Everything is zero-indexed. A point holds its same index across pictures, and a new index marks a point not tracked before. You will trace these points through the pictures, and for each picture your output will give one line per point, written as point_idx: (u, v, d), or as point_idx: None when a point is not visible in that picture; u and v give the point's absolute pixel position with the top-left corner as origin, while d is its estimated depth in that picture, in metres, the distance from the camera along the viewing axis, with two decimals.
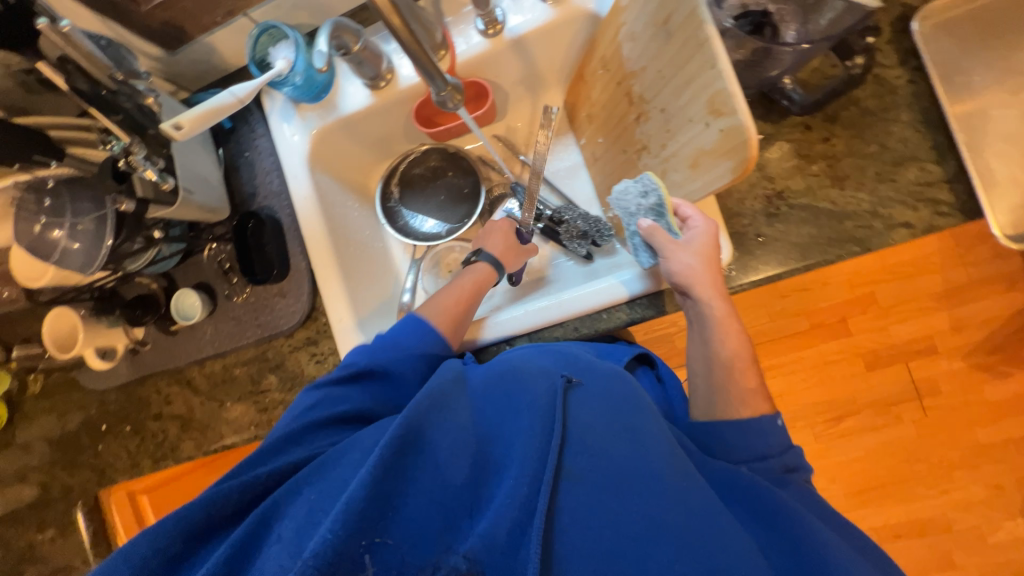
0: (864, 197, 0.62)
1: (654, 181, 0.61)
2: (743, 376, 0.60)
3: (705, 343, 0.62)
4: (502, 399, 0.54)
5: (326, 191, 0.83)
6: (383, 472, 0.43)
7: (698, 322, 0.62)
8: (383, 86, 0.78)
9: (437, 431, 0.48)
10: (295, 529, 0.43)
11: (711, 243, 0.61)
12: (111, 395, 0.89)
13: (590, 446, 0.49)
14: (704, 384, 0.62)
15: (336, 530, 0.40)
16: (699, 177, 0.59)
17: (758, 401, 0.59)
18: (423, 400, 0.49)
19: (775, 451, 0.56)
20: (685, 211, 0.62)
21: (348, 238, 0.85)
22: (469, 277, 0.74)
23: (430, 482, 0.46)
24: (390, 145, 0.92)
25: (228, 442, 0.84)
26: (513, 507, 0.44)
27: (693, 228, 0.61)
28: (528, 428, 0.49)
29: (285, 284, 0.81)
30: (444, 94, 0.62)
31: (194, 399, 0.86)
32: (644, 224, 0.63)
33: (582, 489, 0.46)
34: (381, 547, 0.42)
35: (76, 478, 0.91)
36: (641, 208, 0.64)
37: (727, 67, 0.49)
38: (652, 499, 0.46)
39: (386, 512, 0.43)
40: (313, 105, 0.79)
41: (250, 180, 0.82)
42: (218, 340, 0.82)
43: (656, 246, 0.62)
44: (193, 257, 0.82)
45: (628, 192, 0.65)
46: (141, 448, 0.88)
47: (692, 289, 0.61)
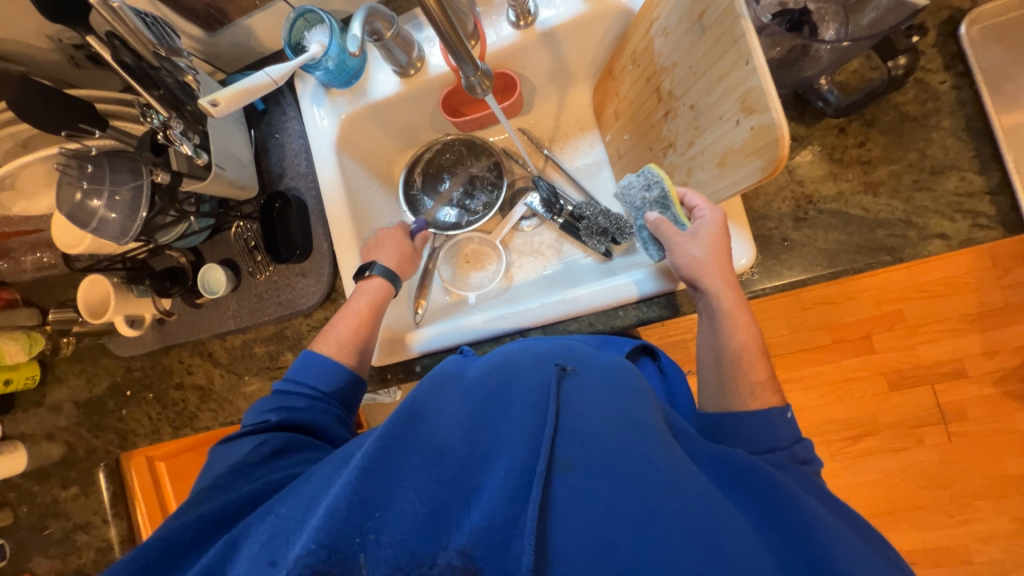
0: (899, 205, 0.60)
1: (657, 173, 0.62)
2: (751, 368, 0.60)
3: (715, 336, 0.62)
4: (488, 400, 0.55)
5: (352, 175, 0.85)
6: (371, 469, 0.44)
7: (708, 314, 0.62)
8: (413, 74, 0.79)
9: (431, 423, 0.51)
10: (283, 530, 0.43)
11: (720, 232, 0.60)
12: (137, 362, 0.93)
13: (583, 432, 0.50)
14: (714, 377, 0.62)
15: (328, 521, 0.40)
16: (726, 176, 0.58)
17: (768, 392, 0.59)
18: (417, 392, 0.54)
19: (785, 443, 0.55)
20: (691, 200, 0.62)
21: (369, 222, 0.86)
22: (365, 297, 0.75)
23: (420, 477, 0.45)
24: (417, 134, 0.93)
25: (244, 414, 0.87)
26: (503, 498, 0.45)
27: (701, 217, 0.61)
28: (520, 420, 0.51)
29: (307, 265, 0.82)
30: (474, 78, 0.63)
31: (214, 371, 0.88)
32: (652, 216, 0.63)
33: (577, 477, 0.46)
34: (374, 544, 0.41)
35: (101, 439, 0.95)
36: (646, 201, 0.65)
37: (762, 63, 0.48)
38: (647, 483, 0.45)
39: (373, 513, 0.42)
40: (344, 90, 0.81)
41: (279, 162, 0.84)
42: (240, 316, 0.85)
43: (662, 238, 0.62)
44: (222, 234, 0.84)
45: (632, 187, 0.67)
46: (162, 415, 0.91)
47: (700, 279, 0.60)
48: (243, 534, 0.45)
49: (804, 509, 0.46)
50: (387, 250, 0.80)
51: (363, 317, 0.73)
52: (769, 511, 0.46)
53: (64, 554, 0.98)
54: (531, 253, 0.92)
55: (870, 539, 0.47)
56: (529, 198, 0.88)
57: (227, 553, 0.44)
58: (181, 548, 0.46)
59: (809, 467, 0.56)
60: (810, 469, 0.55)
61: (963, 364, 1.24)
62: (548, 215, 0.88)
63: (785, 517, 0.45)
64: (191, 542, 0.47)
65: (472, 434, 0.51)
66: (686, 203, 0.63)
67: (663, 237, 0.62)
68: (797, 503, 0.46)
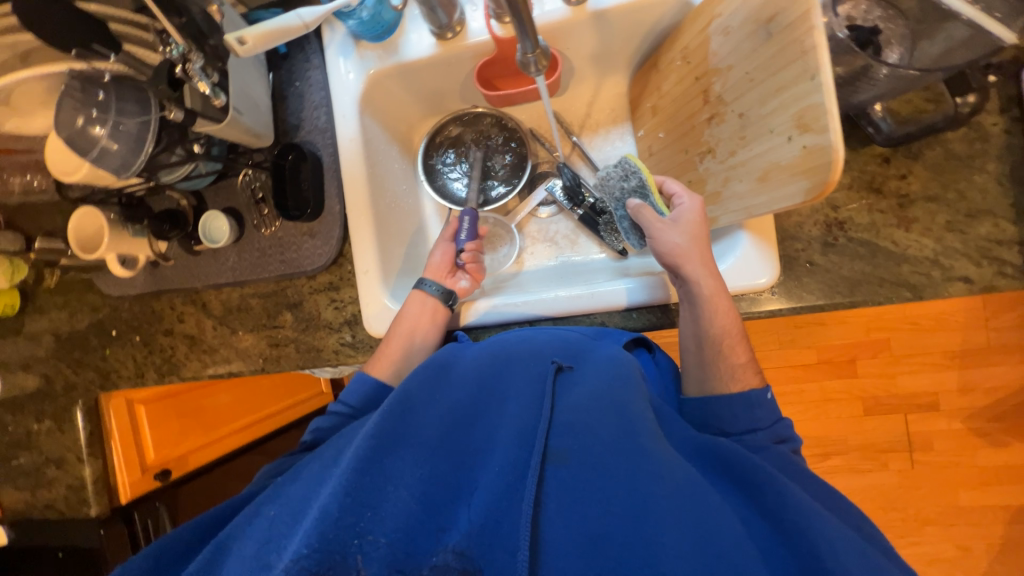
0: (928, 243, 0.60)
1: (634, 163, 0.67)
2: (731, 352, 0.60)
3: (697, 322, 0.62)
4: (481, 393, 0.54)
5: (372, 136, 0.80)
6: (362, 472, 0.42)
7: (688, 301, 0.62)
8: (448, 39, 0.74)
9: (423, 417, 0.49)
10: (278, 529, 0.42)
11: (698, 220, 0.63)
12: (125, 303, 0.89)
13: (577, 425, 0.49)
14: (694, 361, 0.62)
15: (319, 525, 0.39)
16: (767, 191, 0.57)
17: (748, 374, 0.60)
18: (409, 383, 0.52)
19: (764, 424, 0.56)
20: (670, 188, 0.66)
21: (385, 189, 0.83)
22: (412, 318, 0.72)
23: (412, 474, 0.44)
24: (443, 101, 0.88)
25: (233, 368, 0.85)
26: (497, 491, 0.44)
27: (681, 204, 0.64)
28: (514, 415, 0.50)
29: (315, 225, 0.79)
30: (531, 56, 0.59)
31: (207, 321, 0.86)
32: (633, 203, 0.67)
33: (569, 472, 0.45)
34: (369, 544, 0.39)
35: (80, 376, 0.92)
36: (624, 190, 0.69)
37: (829, 80, 0.47)
38: (639, 474, 0.44)
39: (365, 512, 0.41)
40: (374, 44, 0.76)
41: (295, 111, 0.79)
42: (240, 269, 0.81)
43: (643, 224, 0.65)
44: (227, 181, 0.80)
45: (612, 177, 0.72)
46: (148, 359, 0.88)
47: (682, 266, 0.62)
48: (232, 537, 0.44)
49: (787, 490, 0.45)
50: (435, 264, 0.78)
51: (410, 330, 0.71)
52: (757, 496, 0.46)
53: (31, 490, 0.94)
54: (546, 240, 0.90)
55: (854, 520, 0.48)
56: (551, 182, 0.86)
57: (222, 554, 0.43)
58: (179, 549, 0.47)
59: (786, 446, 0.57)
60: (787, 448, 0.56)
61: (938, 398, 1.28)
62: (568, 205, 0.85)
63: (771, 505, 0.44)
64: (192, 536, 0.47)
65: (463, 428, 0.50)
66: (666, 189, 0.67)
67: (644, 222, 0.65)
68: (782, 484, 0.45)
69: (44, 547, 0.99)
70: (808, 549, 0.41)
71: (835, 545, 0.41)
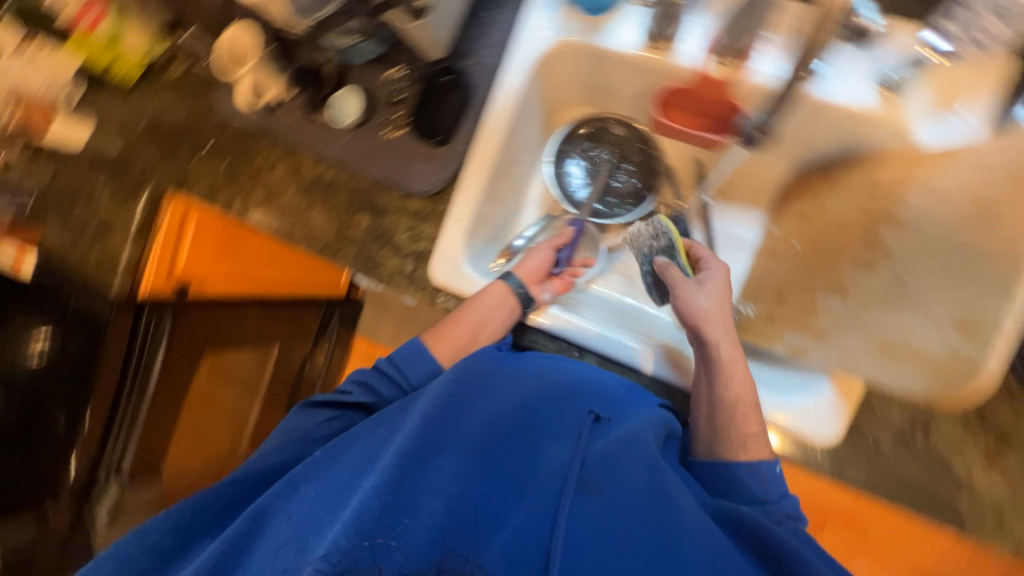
0: (1005, 493, 0.59)
1: (665, 226, 0.78)
2: (743, 420, 0.61)
3: (710, 383, 0.65)
4: (521, 417, 0.55)
5: (528, 98, 0.79)
6: (401, 476, 0.44)
7: (705, 363, 0.66)
8: (657, 49, 0.72)
9: (460, 433, 0.51)
10: (314, 515, 0.45)
11: (722, 285, 0.72)
12: (230, 127, 0.90)
13: (612, 467, 0.50)
14: (705, 422, 0.64)
15: (356, 517, 0.41)
16: (886, 363, 0.63)
17: (758, 446, 0.61)
18: (447, 398, 0.54)
19: (775, 498, 0.60)
20: (699, 253, 0.76)
21: (511, 152, 0.81)
22: (483, 306, 0.71)
23: (447, 484, 0.46)
24: (605, 99, 0.85)
25: (294, 238, 0.84)
26: (531, 514, 0.45)
27: (709, 269, 0.74)
28: (553, 451, 0.51)
29: (434, 153, 0.78)
30: (754, 132, 0.71)
31: (292, 183, 0.85)
32: (661, 261, 0.77)
33: (601, 505, 0.46)
34: (399, 551, 0.40)
35: (164, 167, 0.95)
36: (653, 247, 0.80)
37: (1019, 307, 0.57)
38: (669, 527, 0.46)
39: (399, 517, 0.42)
40: (580, 15, 0.74)
41: (471, 40, 0.79)
42: (347, 154, 0.82)
43: (669, 278, 0.74)
44: (376, 69, 0.81)
45: (641, 235, 0.82)
46: (225, 187, 0.89)
47: (701, 326, 0.68)
48: (268, 510, 0.49)
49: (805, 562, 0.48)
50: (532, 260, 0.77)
51: (483, 321, 0.71)
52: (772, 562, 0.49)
53: (73, 240, 0.98)
54: (624, 275, 0.88)
55: None
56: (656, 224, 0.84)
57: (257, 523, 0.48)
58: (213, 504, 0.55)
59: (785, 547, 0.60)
60: None
61: None
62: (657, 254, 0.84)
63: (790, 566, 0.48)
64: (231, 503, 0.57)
65: (503, 445, 0.51)
66: (693, 253, 0.77)
67: (670, 278, 0.74)
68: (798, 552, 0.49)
69: (42, 296, 0.99)
70: None
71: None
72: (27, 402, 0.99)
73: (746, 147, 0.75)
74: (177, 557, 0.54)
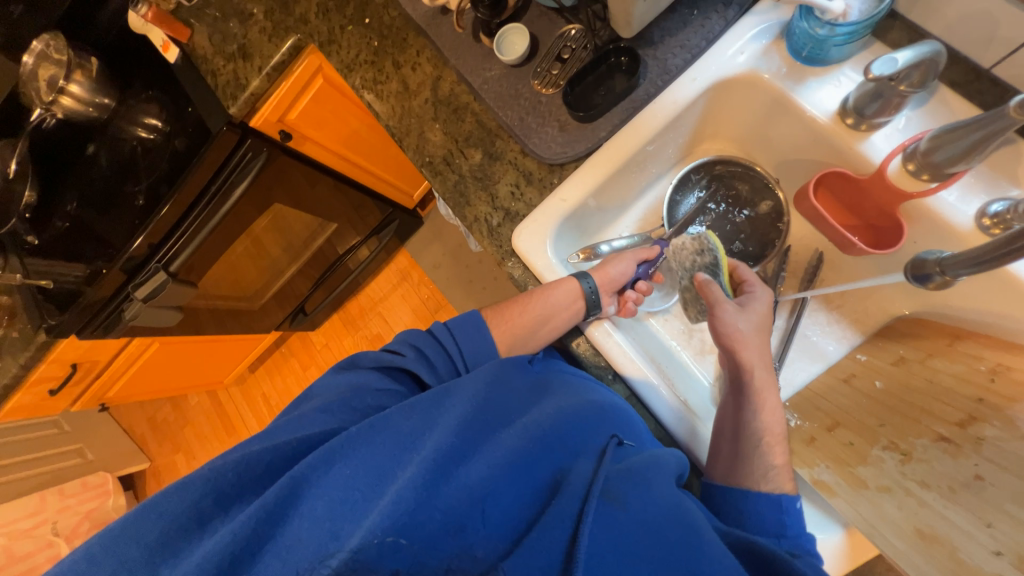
0: None
1: (712, 242, 0.70)
2: (770, 451, 0.61)
3: (742, 413, 0.64)
4: (548, 435, 0.55)
5: (688, 113, 0.75)
6: (428, 482, 0.46)
7: (740, 392, 0.66)
8: (847, 125, 0.67)
9: (487, 449, 0.52)
10: (347, 496, 0.46)
11: (763, 311, 0.70)
12: (396, 12, 0.90)
13: (632, 492, 0.50)
14: (727, 450, 0.63)
15: (386, 515, 0.43)
16: (924, 556, 0.55)
17: (782, 478, 0.60)
18: (479, 404, 0.55)
19: (794, 533, 0.56)
20: (742, 274, 0.74)
21: (645, 159, 0.78)
22: (551, 299, 0.70)
23: (470, 493, 0.48)
24: (761, 149, 0.81)
25: (405, 142, 0.84)
26: (549, 526, 0.47)
27: (753, 293, 0.71)
28: (577, 471, 0.52)
29: (573, 125, 0.75)
30: (939, 277, 0.56)
31: (427, 90, 0.85)
32: (702, 277, 0.68)
33: (617, 527, 0.47)
34: (417, 551, 0.44)
35: (318, 22, 0.93)
36: (696, 263, 0.72)
37: None
38: (688, 559, 0.45)
39: (421, 517, 0.45)
40: (785, 54, 0.70)
41: (664, 31, 0.74)
42: (489, 87, 0.80)
43: (713, 296, 0.67)
44: (555, 20, 0.79)
45: (684, 249, 0.74)
46: (365, 66, 0.89)
47: (739, 349, 0.66)
48: (304, 481, 0.46)
49: None
50: (618, 269, 0.75)
51: (545, 317, 0.70)
52: None
53: (215, 49, 0.98)
54: (684, 324, 0.86)
55: None
56: None
57: (288, 500, 0.45)
58: (222, 488, 0.47)
59: None
60: None
61: None
62: None
63: None
64: (253, 473, 0.48)
65: (528, 461, 0.52)
66: (738, 274, 0.74)
67: (714, 296, 0.67)
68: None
69: (167, 90, 1.02)
70: None
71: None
72: (111, 180, 1.04)
73: (914, 285, 0.61)
74: (186, 544, 0.45)
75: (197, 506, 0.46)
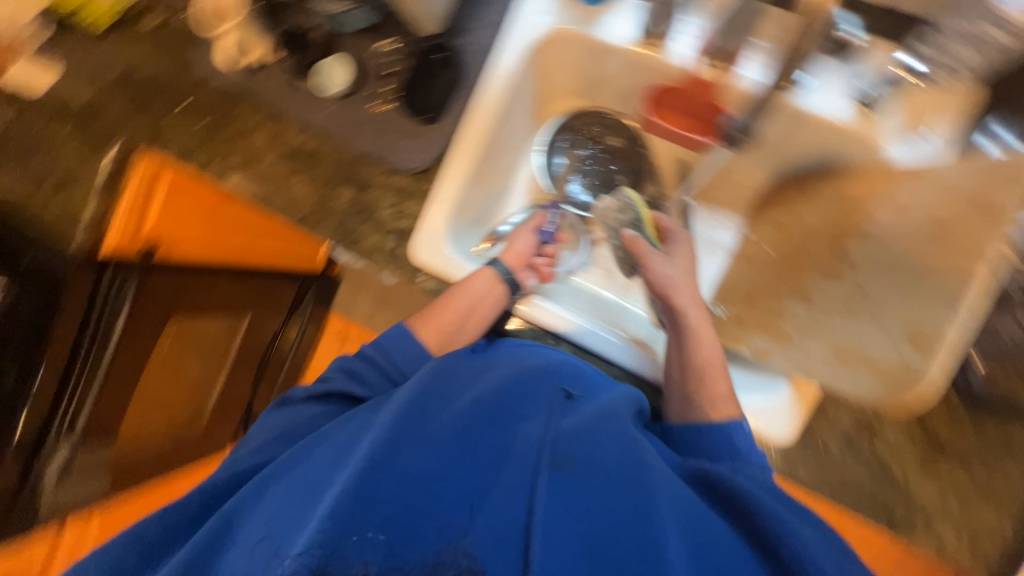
0: (936, 498, 0.62)
1: (632, 198, 0.84)
2: (713, 382, 0.66)
3: (683, 351, 0.69)
4: (497, 398, 0.54)
5: (521, 83, 0.79)
6: (371, 469, 0.43)
7: (677, 332, 0.71)
8: (648, 45, 0.74)
9: (436, 423, 0.50)
10: (287, 515, 0.44)
11: (684, 256, 0.78)
12: (211, 85, 0.86)
13: (582, 439, 0.51)
14: (677, 391, 0.68)
15: (328, 514, 0.40)
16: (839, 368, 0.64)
17: (728, 405, 0.65)
18: (421, 389, 0.54)
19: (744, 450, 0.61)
20: (662, 224, 0.82)
21: (501, 138, 0.81)
22: (470, 293, 0.71)
23: (423, 471, 0.45)
24: (598, 95, 0.87)
25: (269, 205, 0.81)
26: (507, 486, 0.45)
27: (674, 240, 0.80)
28: (530, 427, 0.52)
29: (424, 130, 0.77)
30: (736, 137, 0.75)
31: (272, 149, 0.83)
32: (629, 232, 0.81)
33: (571, 480, 0.47)
34: (372, 540, 0.40)
35: (135, 120, 0.88)
36: (621, 220, 0.85)
37: None
38: (641, 492, 0.47)
39: (368, 505, 0.41)
40: (578, 4, 0.76)
41: (468, 19, 0.79)
42: (332, 123, 0.80)
43: (640, 252, 0.77)
44: (368, 41, 0.81)
45: (609, 208, 0.86)
46: (201, 148, 0.85)
47: (671, 294, 0.73)
48: (237, 516, 0.47)
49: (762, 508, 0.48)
50: (520, 241, 0.80)
51: (470, 308, 0.72)
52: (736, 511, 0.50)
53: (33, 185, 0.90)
54: (603, 269, 0.89)
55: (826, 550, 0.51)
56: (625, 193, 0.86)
57: (225, 532, 0.46)
58: (174, 526, 0.50)
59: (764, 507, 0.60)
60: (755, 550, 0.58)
61: None
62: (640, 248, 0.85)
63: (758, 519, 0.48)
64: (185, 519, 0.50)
65: (483, 427, 0.51)
66: (660, 224, 0.82)
67: (639, 249, 0.77)
68: (746, 495, 0.49)
69: None
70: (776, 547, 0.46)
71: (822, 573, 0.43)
72: None
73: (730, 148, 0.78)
74: None
75: (138, 550, 0.48)
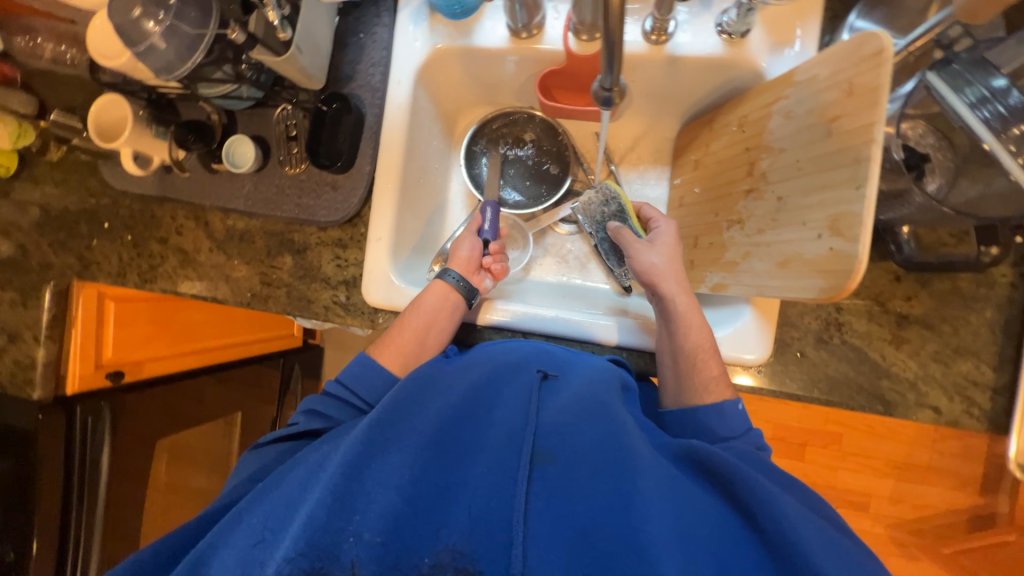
0: (912, 365, 0.65)
1: (613, 190, 0.81)
2: (705, 365, 0.64)
3: (672, 337, 0.67)
4: (471, 396, 0.56)
5: (419, 108, 0.82)
6: (348, 481, 0.45)
7: (665, 318, 0.69)
8: (522, 38, 0.76)
9: (410, 425, 0.51)
10: (266, 538, 0.44)
11: (672, 243, 0.73)
12: (126, 200, 0.85)
13: (558, 425, 0.52)
14: (671, 373, 0.66)
15: (307, 530, 0.42)
16: (783, 276, 0.60)
17: (721, 386, 0.63)
18: (395, 396, 0.54)
19: (738, 433, 0.60)
20: (646, 213, 0.80)
21: (418, 163, 0.83)
22: (425, 314, 0.71)
23: (400, 476, 0.46)
24: (498, 95, 0.90)
25: (217, 295, 0.81)
26: (486, 482, 0.48)
27: (658, 227, 0.76)
28: (505, 419, 0.54)
29: (342, 179, 0.78)
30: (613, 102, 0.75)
31: (205, 242, 0.83)
32: (614, 224, 0.79)
33: (553, 473, 0.49)
34: (358, 544, 0.42)
35: (59, 259, 0.85)
36: (606, 213, 0.83)
37: (872, 195, 0.49)
38: (621, 474, 0.48)
39: (348, 517, 0.43)
40: (447, 21, 0.77)
41: (352, 64, 0.81)
42: (253, 200, 0.80)
43: (624, 243, 0.76)
44: (263, 110, 0.81)
45: (593, 203, 0.84)
46: (134, 262, 0.84)
47: (658, 283, 0.70)
48: (211, 548, 0.46)
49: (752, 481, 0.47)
50: (461, 247, 0.79)
51: (426, 326, 0.70)
52: (722, 487, 0.49)
53: None
54: (557, 257, 0.91)
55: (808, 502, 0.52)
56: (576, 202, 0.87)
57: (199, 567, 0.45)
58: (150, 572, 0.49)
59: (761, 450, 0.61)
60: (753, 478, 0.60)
61: (869, 500, 1.35)
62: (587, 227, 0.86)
63: (739, 491, 0.47)
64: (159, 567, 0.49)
65: (459, 427, 0.52)
66: (643, 214, 0.81)
67: (623, 241, 0.76)
68: (729, 471, 0.49)
69: None
70: (761, 514, 0.45)
71: (808, 549, 0.43)
72: None
73: None
74: None
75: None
